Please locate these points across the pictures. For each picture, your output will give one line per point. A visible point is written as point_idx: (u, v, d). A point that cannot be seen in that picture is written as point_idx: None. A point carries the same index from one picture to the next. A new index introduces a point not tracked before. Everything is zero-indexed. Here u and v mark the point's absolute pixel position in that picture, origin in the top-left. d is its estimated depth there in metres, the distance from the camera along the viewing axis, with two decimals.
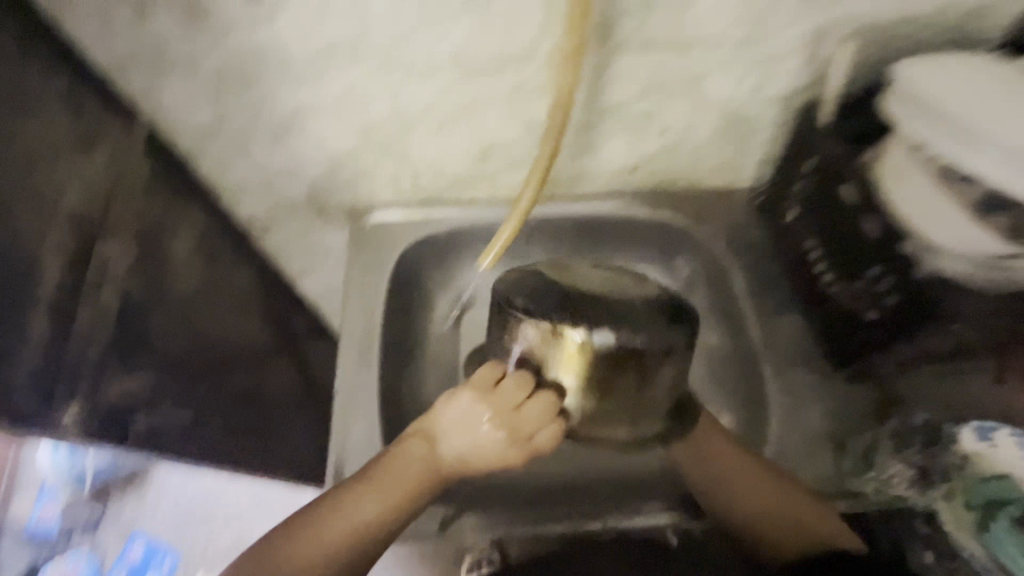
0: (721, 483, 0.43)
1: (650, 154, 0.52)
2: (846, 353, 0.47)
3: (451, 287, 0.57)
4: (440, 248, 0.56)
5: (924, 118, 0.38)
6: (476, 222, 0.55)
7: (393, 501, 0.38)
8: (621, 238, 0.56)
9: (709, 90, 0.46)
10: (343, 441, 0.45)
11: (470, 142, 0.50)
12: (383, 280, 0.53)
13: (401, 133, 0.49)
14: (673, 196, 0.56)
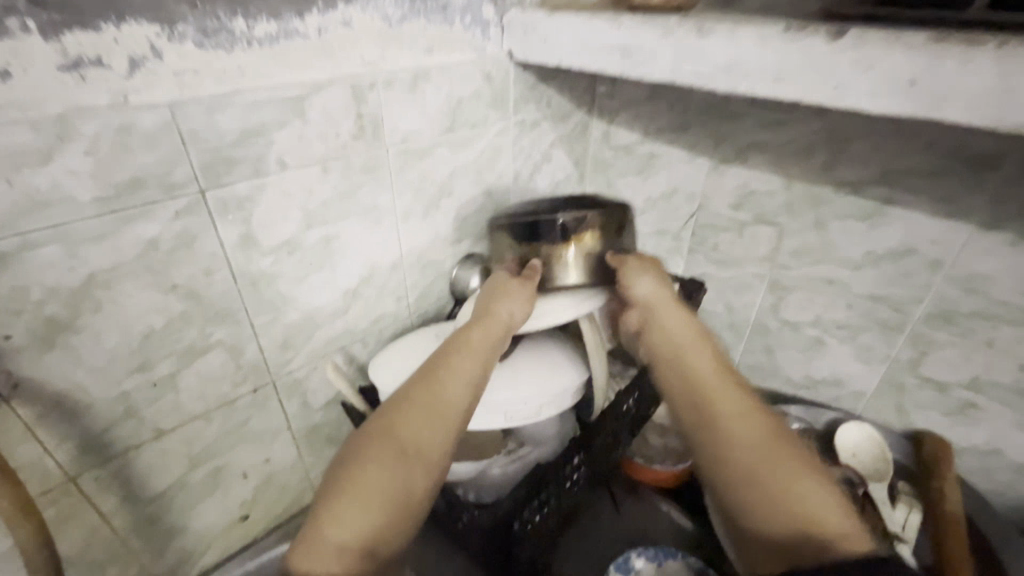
0: (702, 359, 0.52)
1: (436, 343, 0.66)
2: (564, 512, 0.65)
3: (244, 422, 0.63)
4: (237, 389, 0.61)
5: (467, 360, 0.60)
6: (276, 364, 0.63)
7: (479, 353, 0.53)
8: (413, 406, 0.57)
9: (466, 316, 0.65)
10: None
11: (293, 314, 0.62)
12: (168, 422, 0.57)
13: (237, 299, 0.56)
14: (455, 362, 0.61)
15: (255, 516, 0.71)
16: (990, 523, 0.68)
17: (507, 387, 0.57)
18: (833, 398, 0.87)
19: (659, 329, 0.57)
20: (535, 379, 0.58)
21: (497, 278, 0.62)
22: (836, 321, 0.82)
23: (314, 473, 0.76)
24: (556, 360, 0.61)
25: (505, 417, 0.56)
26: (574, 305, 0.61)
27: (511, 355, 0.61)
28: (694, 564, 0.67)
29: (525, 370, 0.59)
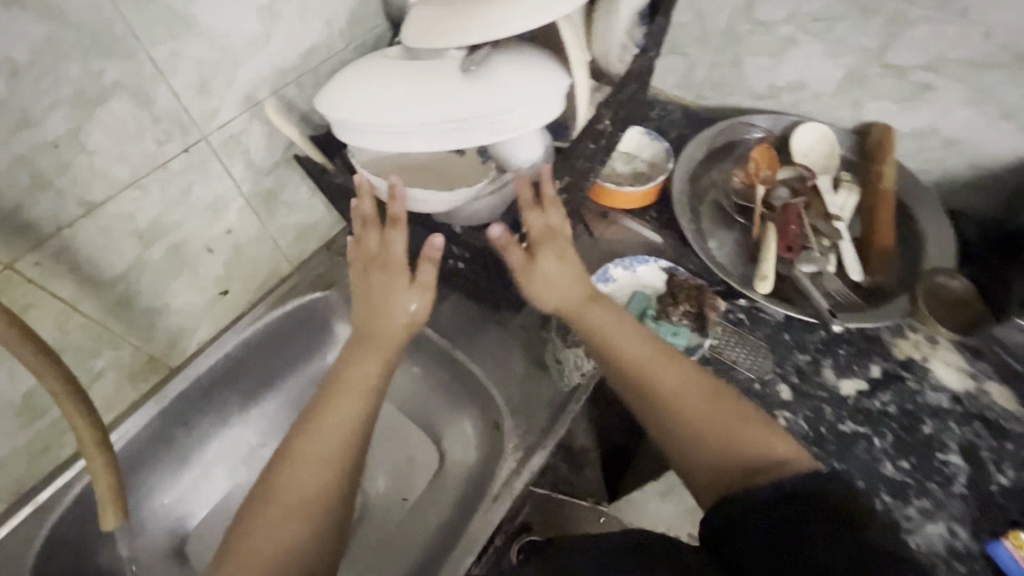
0: (611, 319, 0.56)
1: (387, 62, 0.54)
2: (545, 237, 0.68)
3: (187, 191, 0.55)
4: (166, 151, 0.51)
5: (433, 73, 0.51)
6: (203, 117, 0.52)
7: (382, 351, 0.51)
8: (402, 136, 0.50)
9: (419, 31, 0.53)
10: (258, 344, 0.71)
11: (203, 44, 0.49)
12: (95, 195, 0.48)
13: (119, 21, 0.42)
14: (423, 75, 0.51)
15: (235, 291, 0.69)
16: (915, 194, 0.77)
17: (486, 95, 0.50)
18: (793, 104, 0.87)
19: (545, 295, 0.57)
20: (519, 84, 0.50)
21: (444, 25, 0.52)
22: (812, 14, 0.76)
23: (283, 243, 0.72)
24: (533, 67, 0.52)
25: (490, 129, 0.50)
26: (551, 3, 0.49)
27: (488, 62, 0.52)
28: (665, 265, 0.74)
29: (505, 74, 0.51)
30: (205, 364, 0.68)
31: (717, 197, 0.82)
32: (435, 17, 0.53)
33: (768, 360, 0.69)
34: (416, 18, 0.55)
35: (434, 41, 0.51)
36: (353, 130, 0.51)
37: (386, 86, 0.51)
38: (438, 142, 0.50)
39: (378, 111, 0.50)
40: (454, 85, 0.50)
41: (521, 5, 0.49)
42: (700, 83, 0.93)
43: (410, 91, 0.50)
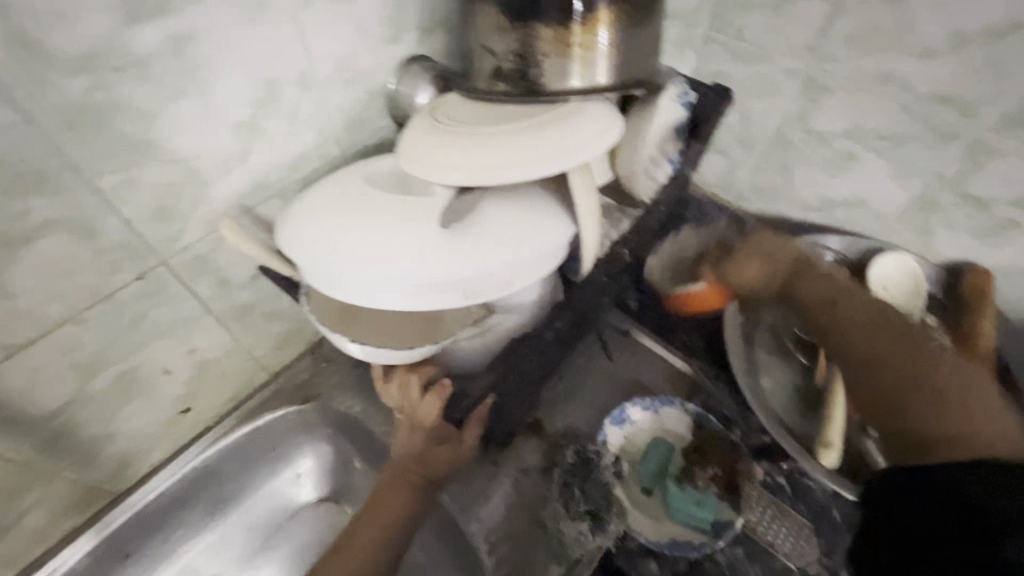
0: (825, 282, 0.57)
1: (366, 184, 0.47)
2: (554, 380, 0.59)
3: (140, 318, 0.48)
4: (114, 282, 0.44)
5: (420, 214, 0.44)
6: (162, 243, 0.45)
7: (423, 481, 0.53)
8: (366, 286, 0.42)
9: (410, 146, 0.46)
10: (227, 455, 0.64)
11: (164, 168, 0.42)
12: (21, 335, 0.41)
13: (52, 155, 0.36)
14: (408, 215, 0.43)
15: (200, 406, 0.61)
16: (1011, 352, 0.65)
17: (474, 253, 0.43)
18: (848, 220, 0.77)
19: (743, 284, 0.61)
20: (504, 244, 0.43)
21: (438, 152, 0.44)
22: (879, 130, 0.66)
23: (261, 351, 0.64)
24: (524, 222, 0.46)
25: (466, 292, 0.43)
26: (562, 158, 0.44)
27: (483, 207, 0.45)
28: (693, 411, 0.63)
29: (496, 226, 0.44)
30: (160, 486, 0.61)
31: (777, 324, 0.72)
32: (432, 136, 0.45)
33: (813, 544, 0.57)
34: (408, 128, 0.48)
35: (422, 173, 0.44)
36: (308, 269, 0.44)
37: (356, 225, 0.43)
38: (404, 300, 0.42)
39: (343, 252, 0.42)
40: (433, 235, 0.43)
41: (529, 150, 0.44)
42: (742, 184, 0.84)
43: (382, 233, 0.42)
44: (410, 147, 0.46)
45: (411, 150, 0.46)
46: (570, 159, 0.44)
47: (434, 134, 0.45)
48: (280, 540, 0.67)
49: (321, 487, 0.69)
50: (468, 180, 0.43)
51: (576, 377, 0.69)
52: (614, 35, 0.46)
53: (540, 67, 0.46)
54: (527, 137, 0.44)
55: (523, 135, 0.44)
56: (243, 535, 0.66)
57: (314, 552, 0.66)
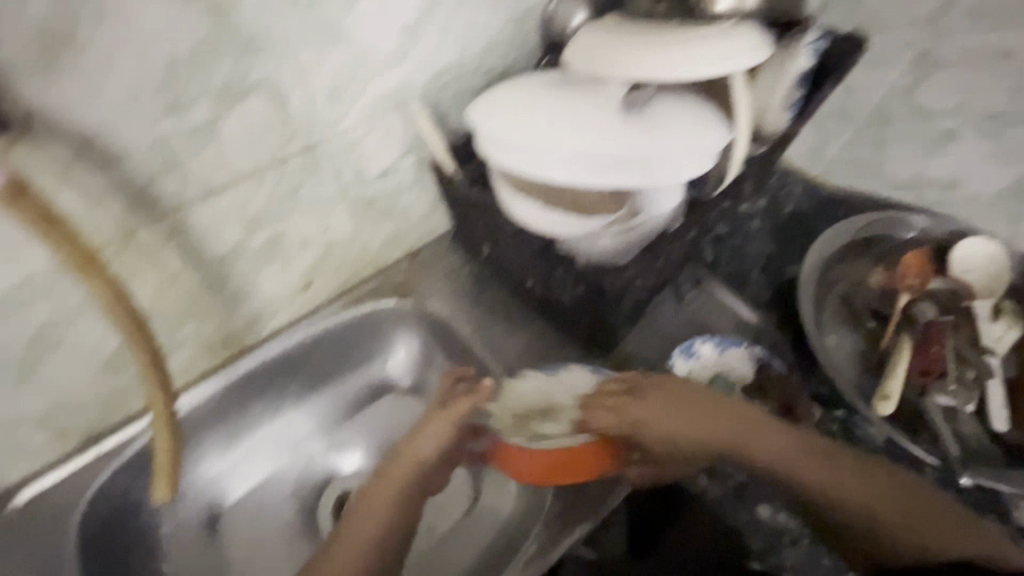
0: (763, 449, 0.58)
1: (543, 82, 0.54)
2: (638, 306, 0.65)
3: (299, 188, 0.57)
4: (289, 149, 0.53)
5: (595, 105, 0.50)
6: (331, 121, 0.54)
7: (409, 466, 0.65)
8: (544, 158, 0.48)
9: (585, 47, 0.52)
10: (339, 330, 0.73)
11: (347, 52, 0.50)
12: (220, 178, 0.51)
13: (274, 24, 0.45)
14: (583, 106, 0.50)
15: (320, 285, 0.70)
16: None
17: (646, 139, 0.47)
18: (938, 203, 0.78)
19: (653, 424, 0.60)
20: (672, 135, 0.48)
21: (611, 52, 0.50)
22: (990, 111, 0.67)
23: (372, 247, 0.72)
24: (688, 116, 0.49)
25: (637, 175, 0.47)
26: (722, 61, 0.48)
27: (650, 104, 0.50)
28: (756, 353, 0.67)
29: (663, 123, 0.48)
30: (278, 348, 0.70)
31: (851, 289, 0.74)
32: (599, 49, 0.51)
33: None
34: (580, 38, 0.54)
35: (598, 66, 0.51)
36: (493, 150, 0.51)
37: (539, 115, 0.50)
38: (575, 177, 0.47)
39: (525, 135, 0.49)
40: (609, 125, 0.48)
41: (694, 52, 0.48)
42: (831, 159, 0.85)
43: (559, 120, 0.49)
44: (581, 49, 0.52)
45: (585, 50, 0.52)
46: (726, 64, 0.48)
47: (605, 44, 0.51)
48: (370, 414, 0.76)
49: (408, 377, 0.77)
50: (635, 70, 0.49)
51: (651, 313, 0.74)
52: None
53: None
54: (692, 42, 0.49)
55: (687, 40, 0.49)
56: (340, 406, 0.76)
57: (395, 429, 0.75)
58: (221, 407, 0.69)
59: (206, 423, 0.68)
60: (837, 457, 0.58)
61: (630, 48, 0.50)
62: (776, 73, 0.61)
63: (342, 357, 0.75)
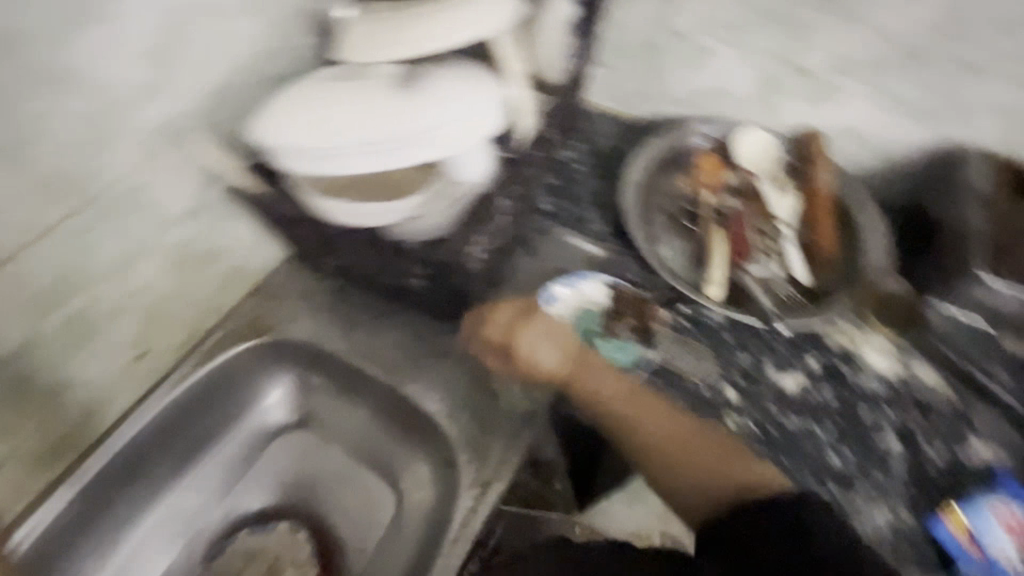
0: (587, 389, 0.66)
1: (319, 79, 0.53)
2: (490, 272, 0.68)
3: (82, 254, 0.51)
4: (52, 216, 0.47)
5: (375, 90, 0.50)
6: (92, 173, 0.48)
7: None
8: (344, 152, 0.48)
9: (350, 38, 0.52)
10: (197, 390, 0.68)
11: (82, 95, 0.45)
12: None
13: None
14: (363, 94, 0.50)
15: (156, 351, 0.65)
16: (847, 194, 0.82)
17: (433, 108, 0.49)
18: (716, 109, 0.89)
19: (534, 359, 0.68)
20: (457, 98, 0.50)
21: (374, 38, 0.51)
22: (726, 23, 0.79)
23: (206, 294, 0.68)
24: (466, 83, 0.51)
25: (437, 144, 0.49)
26: (479, 26, 0.51)
27: (427, 76, 0.51)
28: (609, 281, 0.74)
29: (444, 89, 0.50)
30: (126, 435, 0.63)
31: (667, 201, 0.83)
32: (363, 36, 0.51)
33: (714, 363, 0.70)
34: (344, 30, 0.54)
35: (366, 54, 0.51)
36: (288, 159, 0.49)
37: (324, 111, 0.49)
38: (378, 161, 0.49)
39: (314, 134, 0.49)
40: (395, 104, 0.49)
41: (452, 22, 0.50)
42: (627, 93, 0.94)
43: (342, 112, 0.49)
44: (347, 43, 0.52)
45: (351, 42, 0.52)
46: (484, 29, 0.51)
47: (367, 31, 0.52)
48: (262, 462, 0.72)
49: (292, 411, 0.74)
50: (400, 55, 0.50)
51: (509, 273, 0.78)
52: None
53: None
54: (447, 12, 0.51)
55: (442, 12, 0.51)
56: (226, 466, 0.71)
57: (291, 468, 0.73)
58: (82, 516, 0.61)
59: (69, 540, 0.61)
60: (709, 435, 0.62)
61: (390, 31, 0.51)
62: (541, 25, 0.66)
63: (211, 416, 0.70)
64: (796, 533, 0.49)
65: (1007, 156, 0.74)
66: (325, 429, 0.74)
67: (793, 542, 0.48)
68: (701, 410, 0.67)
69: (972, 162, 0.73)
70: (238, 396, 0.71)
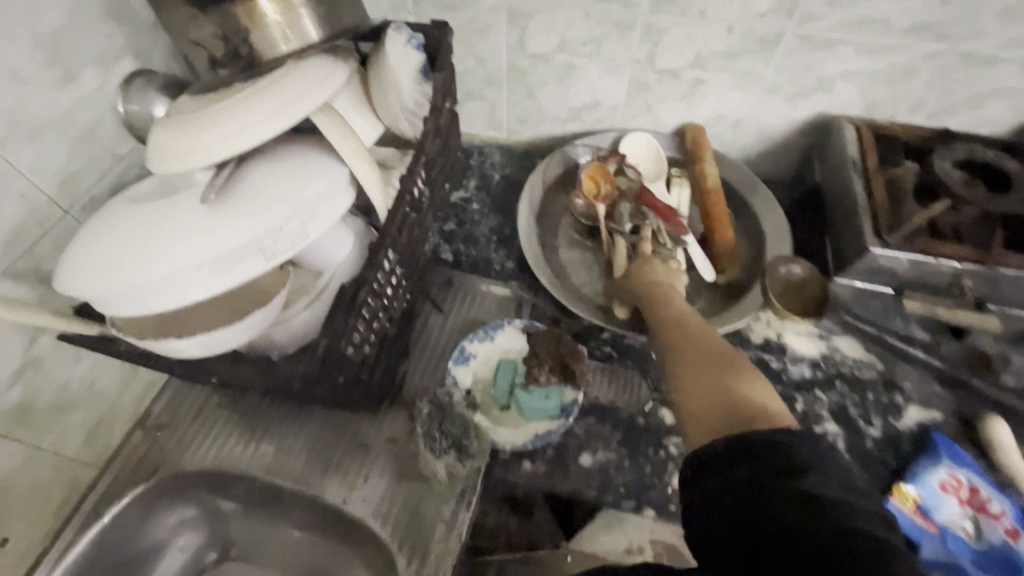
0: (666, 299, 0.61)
1: (123, 201, 0.45)
2: (388, 349, 0.63)
3: None
4: None
5: (190, 200, 0.42)
6: None
7: None
8: (170, 284, 0.40)
9: (154, 147, 0.46)
10: (82, 562, 0.58)
11: None
12: None
13: None
14: (174, 208, 0.42)
15: (21, 530, 0.57)
16: (738, 181, 0.82)
17: (266, 204, 0.42)
18: (596, 121, 0.88)
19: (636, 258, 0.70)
20: (291, 186, 0.43)
21: (180, 139, 0.45)
22: (580, 38, 0.77)
23: (71, 449, 0.59)
24: (298, 165, 0.45)
25: (283, 242, 0.42)
26: (298, 101, 0.47)
27: (252, 168, 0.45)
28: (521, 325, 0.70)
29: (276, 179, 0.44)
30: None
31: (566, 225, 0.80)
32: (170, 142, 0.45)
33: (643, 386, 0.67)
34: (150, 138, 0.48)
35: (174, 160, 0.45)
36: (104, 301, 0.41)
37: (133, 242, 0.41)
38: (214, 282, 0.41)
39: (123, 269, 0.40)
40: (221, 208, 0.42)
41: (266, 106, 0.46)
42: (507, 120, 0.91)
43: (151, 235, 0.41)
44: (152, 153, 0.46)
45: (155, 151, 0.46)
46: (306, 105, 0.47)
47: (172, 135, 0.46)
48: None
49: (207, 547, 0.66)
50: (214, 153, 0.44)
51: (417, 336, 0.73)
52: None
53: (250, 45, 0.48)
54: (261, 95, 0.47)
55: (254, 96, 0.47)
56: None
57: None
58: None
59: None
60: (738, 362, 0.49)
61: (197, 130, 0.45)
62: (382, 81, 0.62)
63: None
64: (786, 488, 0.34)
65: (870, 119, 0.75)
66: (251, 556, 0.67)
67: (784, 497, 0.34)
68: (638, 442, 0.64)
69: (841, 131, 0.73)
70: (139, 550, 0.63)
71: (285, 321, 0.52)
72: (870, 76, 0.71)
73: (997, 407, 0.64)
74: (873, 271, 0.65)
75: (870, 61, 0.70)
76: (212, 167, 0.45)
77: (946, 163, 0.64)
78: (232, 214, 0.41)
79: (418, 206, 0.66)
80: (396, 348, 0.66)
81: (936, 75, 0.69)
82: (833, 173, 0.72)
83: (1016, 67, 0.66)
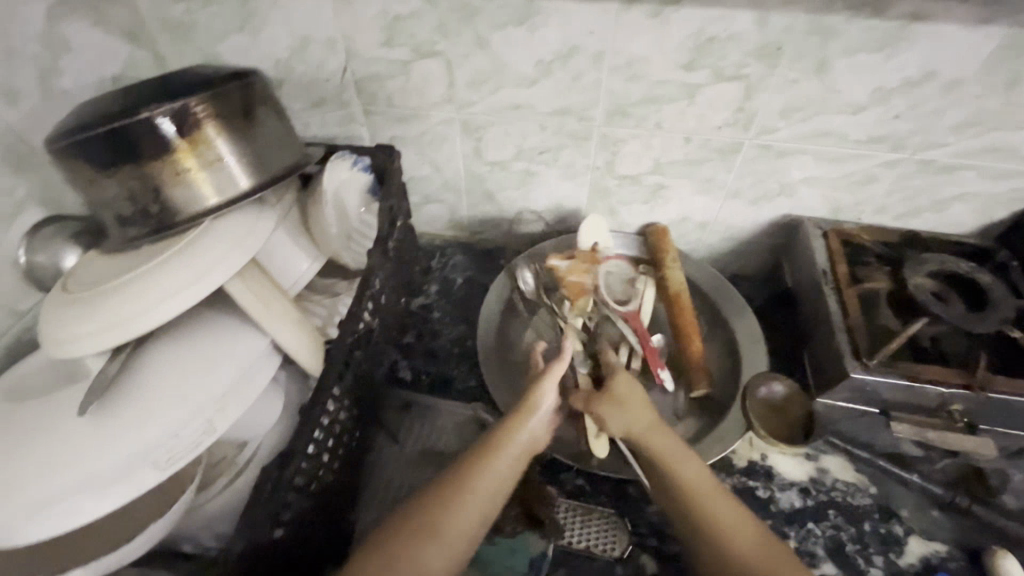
0: (664, 446, 0.55)
1: (4, 396, 0.39)
2: (333, 505, 0.56)
3: None
4: None
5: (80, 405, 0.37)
6: None
7: None
8: (43, 515, 0.33)
9: (45, 328, 0.41)
10: None
11: None
12: None
13: None
14: (58, 417, 0.36)
15: None
16: (707, 283, 0.79)
17: (170, 400, 0.37)
18: (559, 222, 0.85)
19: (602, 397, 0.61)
20: (199, 372, 0.38)
21: (74, 319, 0.40)
22: (536, 148, 0.75)
23: None
24: (211, 345, 0.40)
25: (187, 439, 0.36)
26: (210, 266, 0.42)
27: (156, 353, 0.39)
28: None
29: (182, 364, 0.39)
30: None
31: (531, 337, 0.76)
32: (61, 323, 0.40)
33: (621, 527, 0.61)
34: (44, 309, 0.43)
35: (64, 344, 0.39)
36: None
37: (3, 468, 0.34)
38: (98, 504, 0.34)
39: None
40: (115, 416, 0.36)
41: (175, 278, 0.41)
42: (468, 222, 0.88)
43: (17, 460, 0.34)
44: (43, 334, 0.41)
45: (46, 334, 0.41)
46: (221, 270, 0.42)
47: (66, 314, 0.40)
48: None
49: None
50: (112, 340, 0.39)
51: (370, 475, 0.66)
52: (230, 149, 0.46)
53: (162, 202, 0.44)
54: (170, 262, 0.42)
55: (162, 263, 0.42)
56: None
57: None
58: None
59: None
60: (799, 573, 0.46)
61: (89, 309, 0.40)
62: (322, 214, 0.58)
63: None
64: None
65: (836, 222, 0.74)
66: None
67: None
68: None
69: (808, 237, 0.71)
70: None
71: (200, 508, 0.45)
72: (831, 182, 0.70)
73: (1005, 536, 0.58)
74: (857, 393, 0.61)
75: (830, 168, 0.68)
76: (107, 351, 0.40)
77: (919, 276, 0.63)
78: (128, 422, 0.36)
79: (365, 340, 0.60)
80: (342, 501, 0.59)
81: (898, 181, 0.68)
82: (805, 281, 0.70)
83: (977, 174, 0.65)
